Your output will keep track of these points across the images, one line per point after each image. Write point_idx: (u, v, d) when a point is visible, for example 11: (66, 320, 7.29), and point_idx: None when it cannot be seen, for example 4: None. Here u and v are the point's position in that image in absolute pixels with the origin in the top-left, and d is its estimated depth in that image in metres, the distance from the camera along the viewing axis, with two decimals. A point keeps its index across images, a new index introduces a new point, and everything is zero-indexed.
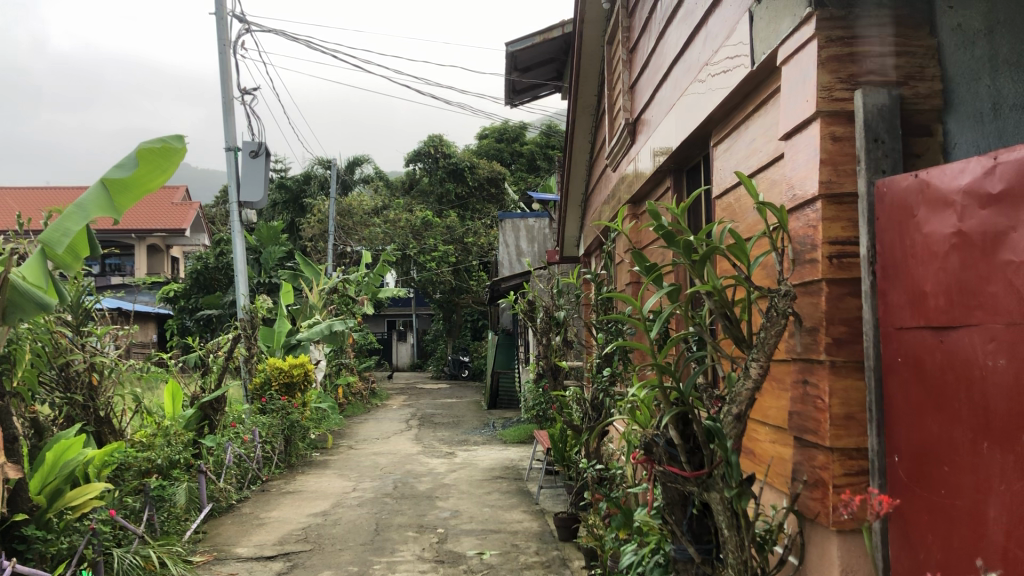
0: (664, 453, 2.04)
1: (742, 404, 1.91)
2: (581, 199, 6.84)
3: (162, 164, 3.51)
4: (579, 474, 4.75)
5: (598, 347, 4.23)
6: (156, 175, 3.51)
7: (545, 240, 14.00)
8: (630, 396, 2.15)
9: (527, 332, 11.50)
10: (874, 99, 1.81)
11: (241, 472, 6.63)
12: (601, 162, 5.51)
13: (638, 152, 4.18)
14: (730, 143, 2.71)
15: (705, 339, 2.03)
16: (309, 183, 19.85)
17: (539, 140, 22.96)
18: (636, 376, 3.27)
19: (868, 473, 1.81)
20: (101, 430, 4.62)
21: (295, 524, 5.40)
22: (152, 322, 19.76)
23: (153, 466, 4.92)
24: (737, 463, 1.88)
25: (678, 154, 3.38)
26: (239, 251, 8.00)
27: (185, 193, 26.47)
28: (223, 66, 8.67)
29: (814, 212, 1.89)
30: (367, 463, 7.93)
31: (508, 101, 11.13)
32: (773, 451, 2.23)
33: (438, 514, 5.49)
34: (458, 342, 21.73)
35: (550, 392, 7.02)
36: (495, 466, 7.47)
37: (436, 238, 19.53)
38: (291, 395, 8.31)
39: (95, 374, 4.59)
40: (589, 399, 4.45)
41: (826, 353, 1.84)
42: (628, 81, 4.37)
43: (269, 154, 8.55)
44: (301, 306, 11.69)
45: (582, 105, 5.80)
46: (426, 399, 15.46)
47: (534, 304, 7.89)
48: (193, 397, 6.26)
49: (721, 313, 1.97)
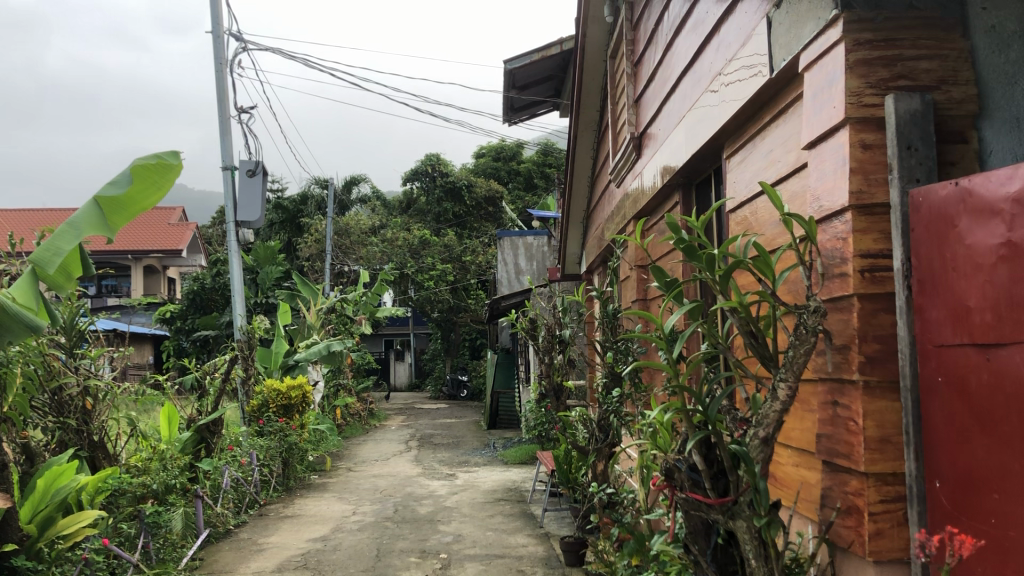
0: (686, 479, 1.93)
1: (769, 426, 1.81)
2: (583, 216, 6.75)
3: (158, 180, 3.42)
4: (585, 496, 4.64)
5: (606, 367, 4.12)
6: (152, 192, 3.43)
7: (544, 258, 13.92)
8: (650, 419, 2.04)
9: (527, 351, 11.39)
10: (907, 103, 1.72)
11: (238, 496, 6.49)
12: (604, 177, 5.43)
13: (645, 166, 4.10)
14: (745, 154, 2.62)
15: (728, 358, 1.92)
16: (306, 203, 19.80)
17: (536, 158, 22.92)
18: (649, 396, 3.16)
19: (905, 500, 1.71)
20: (96, 455, 4.51)
21: (293, 549, 5.27)
22: (148, 343, 19.62)
23: (148, 491, 4.79)
24: (766, 489, 1.78)
25: (687, 168, 3.29)
26: (237, 271, 7.90)
27: (182, 214, 26.38)
28: (221, 86, 8.61)
29: (843, 224, 1.80)
30: (367, 486, 7.79)
31: (507, 119, 11.09)
32: (798, 476, 2.12)
33: (440, 539, 5.37)
34: (456, 361, 21.59)
35: (553, 412, 6.90)
36: (497, 488, 7.34)
37: (434, 257, 19.44)
38: (290, 417, 8.17)
39: (89, 397, 4.47)
40: (596, 420, 4.34)
41: (858, 372, 1.74)
42: (633, 95, 4.29)
43: (267, 173, 8.46)
44: (299, 326, 11.58)
45: (584, 122, 5.73)
46: (424, 419, 15.31)
47: (536, 322, 7.79)
48: (189, 419, 6.16)
49: (746, 331, 1.87)
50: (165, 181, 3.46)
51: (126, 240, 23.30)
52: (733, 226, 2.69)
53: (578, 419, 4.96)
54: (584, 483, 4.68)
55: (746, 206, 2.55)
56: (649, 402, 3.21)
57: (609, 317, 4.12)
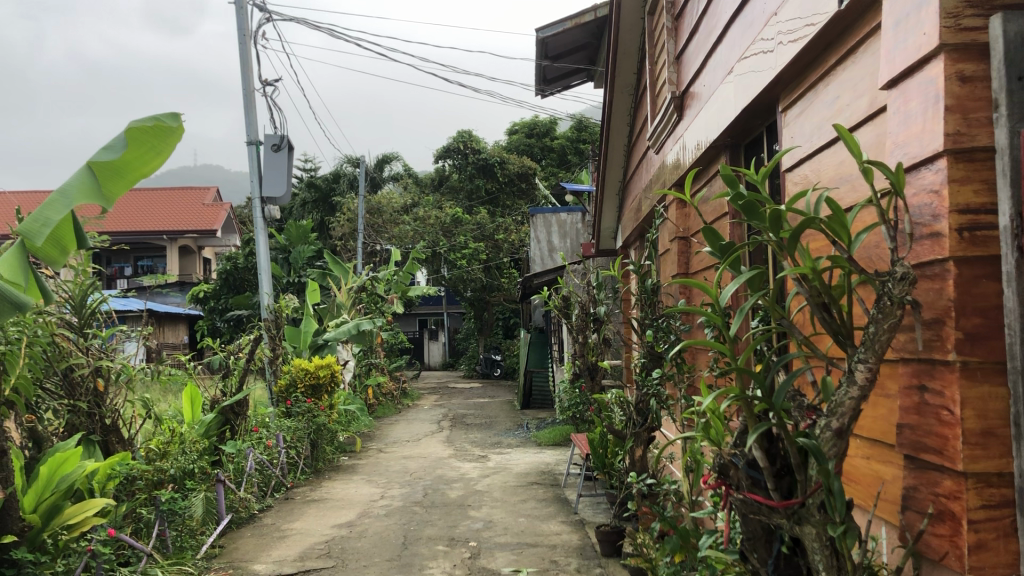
0: (745, 478, 1.64)
1: (845, 415, 1.53)
2: (619, 188, 6.45)
3: (156, 146, 3.23)
4: (622, 482, 4.38)
5: (644, 345, 3.83)
6: (149, 156, 3.23)
7: (577, 235, 13.61)
8: (700, 406, 1.76)
9: (562, 330, 11.11)
10: (1017, 24, 1.40)
11: (263, 479, 6.32)
12: (642, 143, 5.11)
13: (687, 127, 3.79)
14: (806, 105, 2.33)
15: (795, 335, 1.64)
16: (339, 182, 19.70)
17: (570, 134, 22.49)
18: (702, 379, 2.88)
19: (1013, 507, 1.40)
20: (108, 439, 4.32)
21: (317, 536, 5.07)
22: (182, 322, 19.64)
23: (166, 477, 4.61)
24: (840, 491, 1.49)
25: (735, 126, 3.00)
26: (263, 248, 7.68)
27: (217, 195, 26.41)
28: (245, 59, 8.40)
29: (936, 173, 1.50)
30: (397, 468, 7.59)
31: (539, 91, 10.77)
32: (875, 473, 1.84)
33: (470, 526, 5.13)
34: (490, 340, 21.37)
35: (588, 393, 6.64)
36: (530, 471, 7.10)
37: (467, 234, 19.17)
38: (318, 397, 7.97)
39: (101, 378, 4.28)
40: (634, 402, 4.06)
41: (955, 352, 1.44)
42: (673, 51, 3.98)
43: (293, 148, 8.24)
44: (329, 305, 11.40)
45: (620, 86, 5.41)
46: (458, 399, 15.13)
47: (569, 300, 7.51)
48: (213, 401, 5.98)
49: (817, 303, 1.58)
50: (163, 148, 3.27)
51: (161, 220, 23.30)
52: (792, 186, 2.39)
53: (615, 402, 4.69)
54: (621, 469, 4.41)
55: (809, 163, 2.25)
56: (704, 386, 2.92)
57: (646, 294, 3.84)
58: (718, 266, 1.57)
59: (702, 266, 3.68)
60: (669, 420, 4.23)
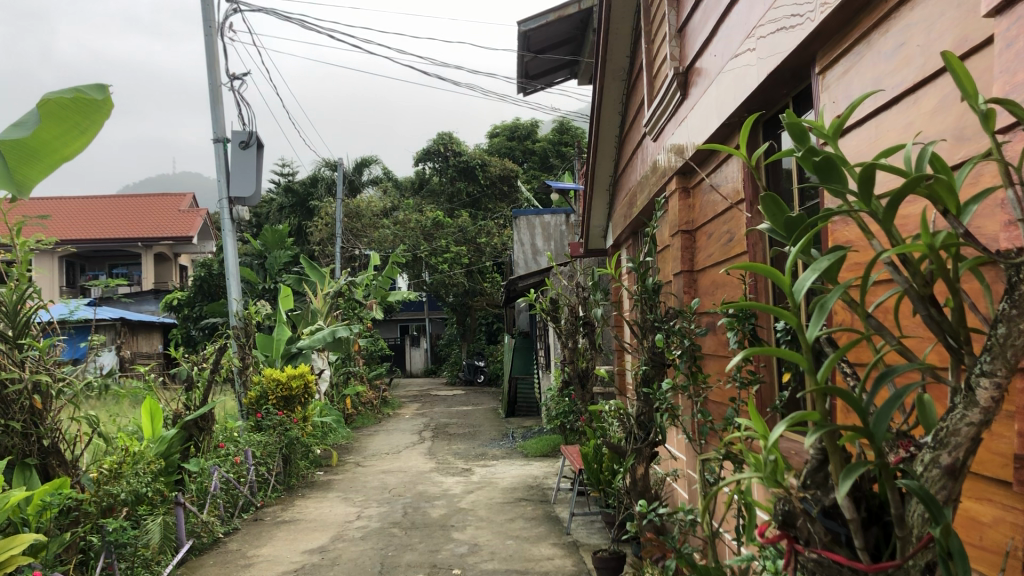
0: (820, 532, 1.21)
1: (960, 449, 1.10)
2: (609, 183, 6.06)
3: (81, 119, 3.45)
4: (622, 503, 3.97)
5: (644, 350, 3.43)
6: (66, 128, 3.42)
7: (562, 237, 13.23)
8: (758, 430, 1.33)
9: (547, 335, 10.70)
10: None
11: (229, 499, 5.86)
12: (637, 131, 4.72)
13: (692, 107, 3.39)
14: (855, 59, 1.93)
15: (890, 341, 1.20)
16: (317, 186, 19.36)
17: (552, 137, 22.09)
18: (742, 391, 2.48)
19: None
20: (47, 462, 3.85)
21: (286, 564, 4.62)
22: (156, 331, 19.12)
23: (117, 501, 4.16)
24: (961, 554, 1.06)
25: (758, 98, 2.60)
26: (231, 251, 7.23)
27: (193, 201, 25.84)
28: (211, 53, 7.95)
29: None
30: (375, 484, 7.14)
31: (521, 88, 10.38)
32: (983, 522, 1.41)
33: (453, 550, 4.70)
34: (473, 347, 20.91)
35: (579, 402, 6.24)
36: (517, 486, 6.67)
37: (448, 238, 18.69)
38: (290, 410, 7.48)
39: (37, 396, 3.83)
40: (634, 414, 3.66)
41: None
42: (674, 23, 3.59)
43: (262, 145, 7.77)
44: (304, 311, 10.96)
45: (611, 70, 5.03)
46: (440, 407, 14.70)
47: (556, 304, 7.11)
48: (175, 415, 5.54)
49: (920, 299, 1.15)
50: (88, 126, 3.50)
51: (133, 226, 22.74)
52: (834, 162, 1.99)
53: (614, 416, 4.27)
54: (619, 488, 4.01)
55: (858, 132, 1.86)
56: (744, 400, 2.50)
57: (647, 294, 3.41)
58: (788, 249, 1.14)
59: (710, 261, 3.28)
60: (675, 433, 3.82)
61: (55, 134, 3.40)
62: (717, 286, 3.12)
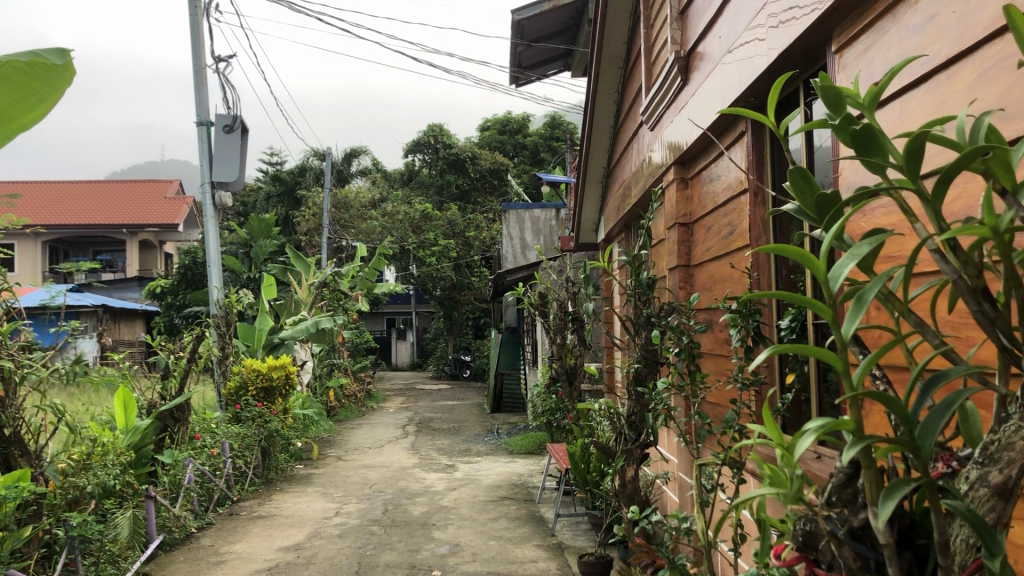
0: (847, 557, 1.05)
1: (1013, 466, 0.94)
2: (601, 177, 5.91)
3: (37, 85, 3.33)
4: (610, 506, 3.81)
5: (637, 347, 3.27)
6: (24, 91, 3.31)
7: (552, 231, 13.07)
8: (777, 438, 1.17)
9: (535, 331, 10.51)
10: None
11: (204, 492, 5.68)
12: (633, 120, 4.56)
13: (693, 93, 3.24)
14: (878, 35, 1.77)
15: (933, 340, 1.04)
16: (305, 175, 19.16)
17: (543, 131, 21.89)
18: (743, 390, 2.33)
19: None
20: (9, 452, 3.65)
21: (260, 562, 4.45)
22: (139, 318, 18.86)
23: (84, 494, 4.01)
24: None
25: (767, 81, 2.46)
26: (213, 237, 7.04)
27: (180, 188, 25.57)
28: (196, 34, 7.75)
29: None
30: (356, 479, 6.97)
31: (514, 79, 10.22)
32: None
33: (433, 550, 4.54)
34: (459, 341, 20.74)
35: (566, 400, 6.08)
36: (501, 484, 6.51)
37: (436, 232, 18.47)
38: (270, 401, 7.26)
39: (0, 383, 3.62)
40: (624, 414, 3.50)
41: None
42: (676, 7, 3.44)
43: (246, 129, 7.58)
44: (287, 301, 10.77)
45: (608, 57, 4.87)
46: (425, 402, 14.49)
47: (545, 299, 6.94)
48: (149, 405, 5.36)
49: (971, 292, 0.99)
50: (47, 94, 3.40)
51: (118, 211, 22.45)
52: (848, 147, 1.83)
53: (604, 414, 4.11)
54: (607, 490, 3.85)
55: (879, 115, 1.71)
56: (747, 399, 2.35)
57: (641, 289, 3.24)
58: (823, 233, 0.99)
59: (708, 255, 3.14)
60: (667, 434, 3.68)
61: (12, 97, 3.27)
62: (716, 281, 2.98)
